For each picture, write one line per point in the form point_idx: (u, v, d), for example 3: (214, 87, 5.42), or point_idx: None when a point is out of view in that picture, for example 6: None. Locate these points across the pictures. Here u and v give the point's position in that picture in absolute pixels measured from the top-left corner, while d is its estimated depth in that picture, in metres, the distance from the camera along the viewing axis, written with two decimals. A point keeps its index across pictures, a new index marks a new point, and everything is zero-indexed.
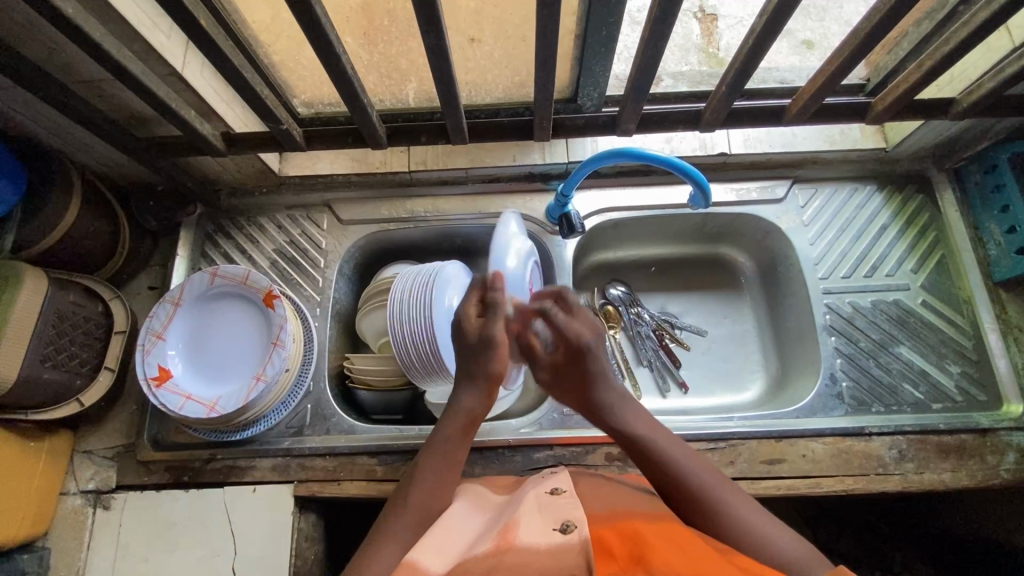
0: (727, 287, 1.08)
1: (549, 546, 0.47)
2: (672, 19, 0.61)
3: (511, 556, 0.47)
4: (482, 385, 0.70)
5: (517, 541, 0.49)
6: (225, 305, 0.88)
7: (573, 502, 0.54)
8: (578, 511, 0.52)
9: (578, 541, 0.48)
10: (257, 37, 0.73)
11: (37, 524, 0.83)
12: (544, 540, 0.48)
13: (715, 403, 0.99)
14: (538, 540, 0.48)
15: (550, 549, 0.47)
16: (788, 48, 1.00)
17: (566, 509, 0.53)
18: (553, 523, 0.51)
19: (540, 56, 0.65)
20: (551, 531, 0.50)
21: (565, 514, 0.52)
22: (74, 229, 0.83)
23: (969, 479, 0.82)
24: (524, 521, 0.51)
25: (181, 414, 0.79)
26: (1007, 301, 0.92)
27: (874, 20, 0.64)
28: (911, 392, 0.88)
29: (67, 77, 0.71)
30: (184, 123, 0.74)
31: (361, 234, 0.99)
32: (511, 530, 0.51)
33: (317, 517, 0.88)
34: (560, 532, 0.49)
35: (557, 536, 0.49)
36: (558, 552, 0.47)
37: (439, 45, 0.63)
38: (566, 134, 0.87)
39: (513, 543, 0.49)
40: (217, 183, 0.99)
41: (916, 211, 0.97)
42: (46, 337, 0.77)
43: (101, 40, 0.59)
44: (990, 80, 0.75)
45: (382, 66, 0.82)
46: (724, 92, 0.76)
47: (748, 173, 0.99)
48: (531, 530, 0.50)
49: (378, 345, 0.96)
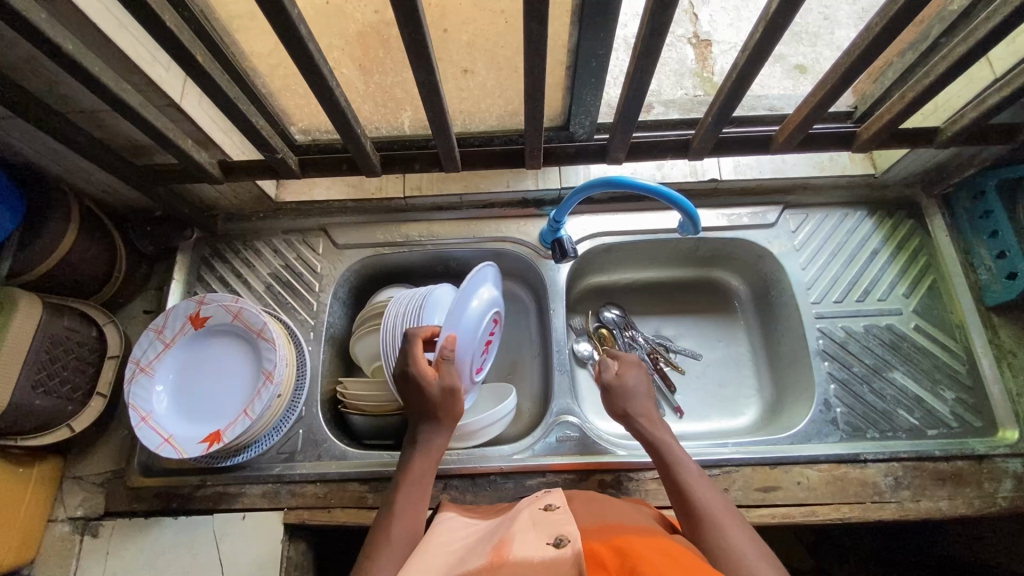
0: (722, 311, 1.09)
1: (543, 559, 0.45)
2: (657, 55, 0.64)
3: (504, 570, 0.45)
4: (447, 424, 0.73)
5: (509, 557, 0.47)
6: (218, 339, 0.88)
7: (567, 519, 0.52)
8: (573, 526, 0.50)
9: (571, 554, 0.45)
10: (255, 68, 0.75)
11: (24, 552, 0.82)
12: (537, 554, 0.46)
13: (710, 428, 0.99)
14: (531, 555, 0.46)
15: (543, 562, 0.45)
16: (781, 72, 1.02)
17: (559, 526, 0.51)
18: (547, 538, 0.49)
19: (529, 89, 0.67)
20: (545, 546, 0.48)
21: (558, 530, 0.50)
22: (70, 255, 0.84)
23: (966, 507, 0.81)
24: (519, 538, 0.50)
25: (165, 455, 0.78)
26: (1000, 325, 0.91)
27: (854, 55, 0.66)
28: (906, 418, 0.88)
29: (67, 108, 0.73)
30: (181, 151, 0.75)
31: (355, 259, 1.00)
32: (503, 549, 0.49)
33: (307, 546, 0.87)
34: (553, 546, 0.47)
35: (550, 550, 0.47)
36: (551, 564, 0.45)
37: (429, 79, 0.65)
38: (558, 162, 0.89)
39: (505, 559, 0.47)
40: (213, 208, 1.00)
41: (907, 236, 0.98)
42: (39, 363, 0.78)
43: (98, 74, 0.61)
44: (973, 110, 0.76)
45: (377, 96, 0.83)
46: (711, 122, 0.78)
47: (738, 198, 1.00)
48: (524, 546, 0.48)
49: (371, 369, 0.96)
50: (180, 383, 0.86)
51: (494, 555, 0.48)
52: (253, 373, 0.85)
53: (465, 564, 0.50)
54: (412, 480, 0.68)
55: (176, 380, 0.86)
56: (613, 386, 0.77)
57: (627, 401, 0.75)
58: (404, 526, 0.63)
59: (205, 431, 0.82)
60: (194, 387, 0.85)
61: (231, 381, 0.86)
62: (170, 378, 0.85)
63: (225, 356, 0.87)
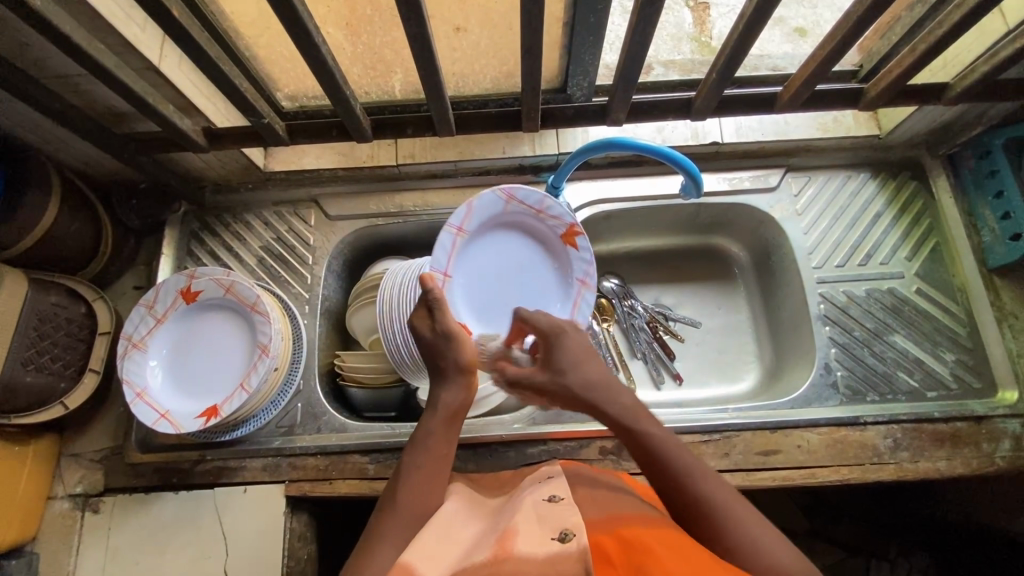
0: (722, 278, 1.08)
1: (547, 556, 0.45)
2: (661, 4, 0.60)
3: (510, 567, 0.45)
4: (456, 377, 0.67)
5: (512, 553, 0.46)
6: (210, 314, 0.86)
7: (569, 510, 0.52)
8: (575, 518, 0.50)
9: (577, 550, 0.46)
10: (234, 28, 0.71)
11: (25, 529, 0.82)
12: (541, 550, 0.46)
13: (710, 393, 0.99)
14: (535, 552, 0.46)
15: (549, 559, 0.45)
16: (780, 35, 0.94)
17: (563, 517, 0.50)
18: (551, 532, 0.49)
19: (525, 44, 0.63)
20: (549, 540, 0.47)
21: (564, 522, 0.49)
22: (54, 229, 0.81)
23: (964, 466, 0.82)
24: (522, 529, 0.49)
25: (157, 430, 0.78)
26: (1002, 287, 0.91)
27: (866, 4, 0.63)
28: (906, 381, 0.88)
29: (39, 72, 0.69)
30: (162, 118, 0.72)
31: (349, 230, 0.97)
32: (507, 541, 0.48)
33: (311, 517, 0.87)
34: (558, 541, 0.47)
35: (554, 545, 0.46)
36: (557, 562, 0.45)
37: (421, 34, 0.61)
38: (555, 125, 0.86)
39: (508, 555, 0.46)
40: (200, 179, 0.96)
41: (911, 197, 0.97)
42: (27, 340, 0.76)
43: (69, 32, 0.58)
44: (984, 65, 0.74)
45: (366, 58, 0.80)
46: (714, 80, 0.75)
47: (740, 162, 0.98)
48: (528, 539, 0.48)
49: (368, 342, 0.95)
50: (172, 360, 0.84)
51: (498, 548, 0.48)
52: (244, 347, 0.84)
53: (469, 556, 0.49)
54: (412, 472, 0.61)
55: (166, 358, 0.84)
56: (553, 333, 0.71)
57: (570, 379, 0.67)
58: (405, 504, 0.59)
59: (201, 406, 0.81)
60: (183, 365, 0.84)
61: (225, 356, 0.84)
62: (161, 355, 0.84)
63: (214, 330, 0.86)
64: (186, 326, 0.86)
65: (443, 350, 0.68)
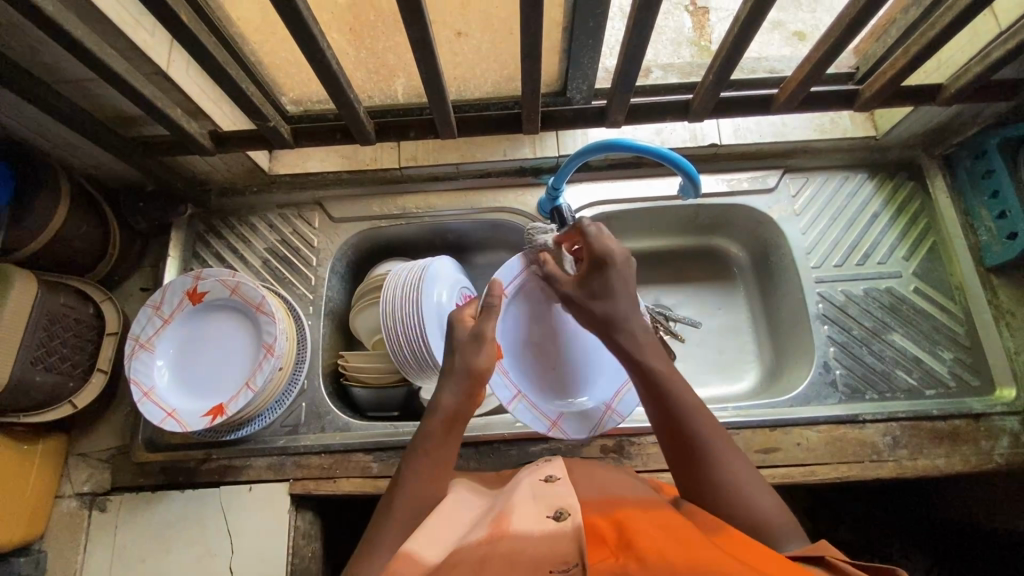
0: (721, 279, 1.09)
1: (542, 533, 0.47)
2: (657, 7, 0.61)
3: (505, 543, 0.46)
4: (463, 384, 0.64)
5: (508, 530, 0.48)
6: (216, 313, 0.87)
7: (566, 490, 0.53)
8: (571, 498, 0.51)
9: (571, 528, 0.47)
10: (240, 34, 0.73)
11: (34, 527, 0.83)
12: (537, 528, 0.48)
13: (710, 393, 1.00)
14: (532, 527, 0.48)
15: (544, 535, 0.46)
16: (779, 39, 0.96)
17: (560, 498, 0.52)
18: (547, 511, 0.50)
19: (526, 47, 0.64)
20: (545, 518, 0.49)
21: (559, 502, 0.51)
22: (63, 231, 0.83)
23: (963, 463, 0.82)
24: (519, 509, 0.51)
25: (163, 428, 0.79)
26: (999, 286, 0.91)
27: (860, 6, 0.64)
28: (905, 379, 0.88)
29: (51, 78, 0.71)
30: (170, 121, 0.74)
31: (352, 232, 0.99)
32: (503, 520, 0.49)
33: (315, 515, 0.88)
34: (552, 519, 0.48)
35: (550, 523, 0.48)
36: (551, 538, 0.46)
37: (423, 38, 0.62)
38: (556, 127, 0.87)
39: (504, 532, 0.47)
40: (206, 183, 0.98)
41: (908, 197, 0.98)
42: (38, 340, 0.77)
43: (81, 37, 0.59)
44: (977, 65, 0.75)
45: (370, 63, 0.81)
46: (711, 82, 0.76)
47: (738, 163, 0.99)
48: (524, 517, 0.49)
49: (372, 342, 0.96)
50: (178, 360, 0.85)
51: (495, 527, 0.49)
52: (250, 345, 0.85)
53: (466, 534, 0.50)
54: (412, 471, 0.61)
55: (173, 358, 0.85)
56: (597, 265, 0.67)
57: (597, 303, 0.67)
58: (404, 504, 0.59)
59: (207, 405, 0.82)
60: (190, 364, 0.85)
61: (230, 356, 0.86)
62: (167, 355, 0.85)
63: (218, 331, 0.87)
64: (191, 326, 0.87)
65: (462, 353, 0.66)
